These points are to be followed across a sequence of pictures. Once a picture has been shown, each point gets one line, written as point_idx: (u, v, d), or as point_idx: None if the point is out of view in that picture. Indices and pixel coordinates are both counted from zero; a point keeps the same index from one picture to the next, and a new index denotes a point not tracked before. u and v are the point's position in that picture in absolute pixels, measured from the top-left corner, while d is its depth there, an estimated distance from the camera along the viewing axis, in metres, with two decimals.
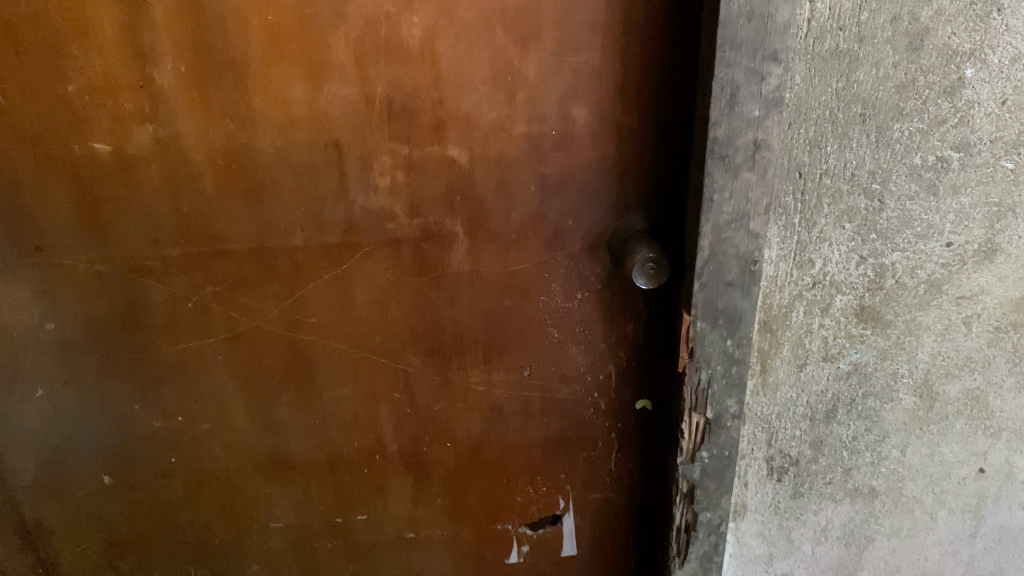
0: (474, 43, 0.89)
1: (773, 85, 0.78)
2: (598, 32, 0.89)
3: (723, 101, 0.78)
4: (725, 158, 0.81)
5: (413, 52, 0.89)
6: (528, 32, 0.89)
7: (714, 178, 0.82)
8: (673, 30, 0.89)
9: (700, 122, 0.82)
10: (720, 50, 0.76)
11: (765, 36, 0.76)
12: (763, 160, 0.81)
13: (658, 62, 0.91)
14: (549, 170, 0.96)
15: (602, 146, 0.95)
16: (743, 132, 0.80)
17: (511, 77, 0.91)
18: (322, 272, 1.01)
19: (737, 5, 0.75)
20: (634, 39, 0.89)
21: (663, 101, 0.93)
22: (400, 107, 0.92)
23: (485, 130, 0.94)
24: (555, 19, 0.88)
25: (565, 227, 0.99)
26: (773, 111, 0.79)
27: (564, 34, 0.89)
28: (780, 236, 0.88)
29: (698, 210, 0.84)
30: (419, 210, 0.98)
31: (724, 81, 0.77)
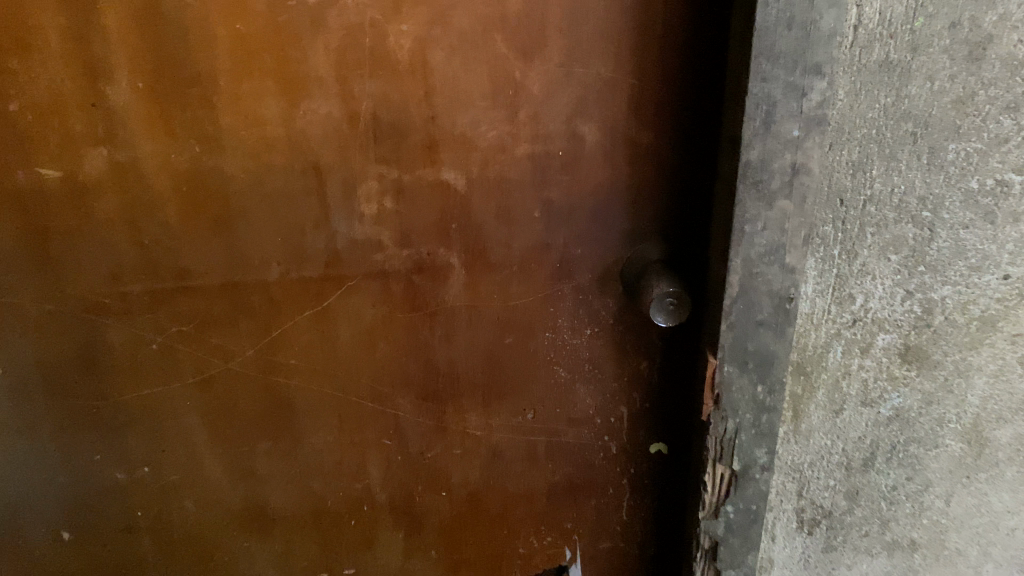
0: (472, 53, 0.79)
1: (815, 102, 0.68)
2: (610, 40, 0.79)
3: (757, 120, 0.68)
4: (759, 185, 0.71)
5: (401, 65, 0.79)
6: (532, 41, 0.79)
7: (746, 208, 0.72)
8: (693, 39, 0.79)
9: (729, 143, 0.72)
10: (755, 63, 0.66)
11: (806, 46, 0.66)
12: (803, 185, 0.71)
13: (677, 74, 0.81)
14: (554, 194, 0.87)
15: (614, 167, 0.86)
16: (780, 155, 0.70)
17: (512, 91, 0.81)
18: (302, 309, 0.90)
19: (776, 11, 0.65)
20: (650, 49, 0.80)
21: (683, 116, 0.83)
22: (387, 126, 0.82)
23: (484, 151, 0.84)
24: (562, 26, 0.78)
25: (573, 256, 0.90)
26: (814, 131, 0.69)
27: (572, 42, 0.79)
28: (817, 270, 0.78)
29: (726, 242, 0.74)
30: (410, 240, 0.87)
31: (759, 97, 0.67)
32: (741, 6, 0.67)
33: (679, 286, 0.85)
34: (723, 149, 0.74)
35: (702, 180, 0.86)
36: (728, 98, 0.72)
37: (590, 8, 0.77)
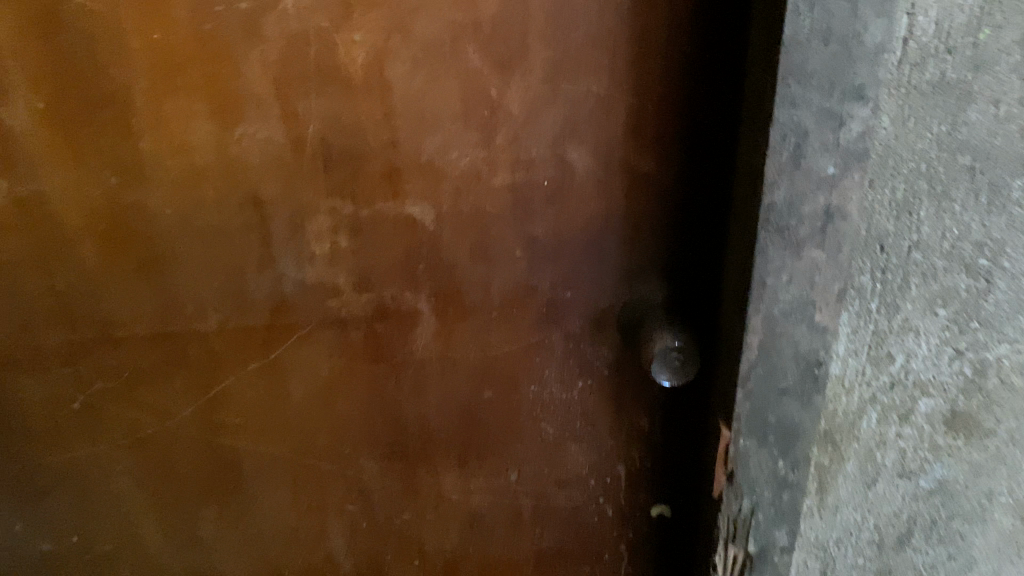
0: (439, 67, 0.66)
1: (857, 133, 0.55)
2: (604, 51, 0.66)
3: (785, 153, 0.55)
4: (785, 232, 0.58)
5: (354, 81, 0.66)
6: (511, 53, 0.66)
7: (769, 258, 0.59)
8: (702, 51, 0.66)
9: (747, 178, 0.59)
10: (782, 85, 0.53)
11: (846, 65, 0.53)
12: (838, 233, 0.59)
13: (683, 92, 0.68)
14: (540, 230, 0.74)
15: (609, 198, 0.73)
16: (810, 197, 0.57)
17: (488, 111, 0.68)
18: (246, 362, 0.77)
19: (809, 22, 0.52)
20: (652, 61, 0.67)
21: (691, 140, 0.70)
22: (339, 152, 0.69)
23: (456, 180, 0.71)
24: (547, 35, 0.65)
25: (562, 300, 0.77)
26: (853, 169, 0.56)
27: (559, 53, 0.66)
28: (851, 326, 0.65)
29: (743, 297, 0.62)
30: (370, 283, 0.75)
31: (787, 127, 0.54)
32: (761, 14, 0.54)
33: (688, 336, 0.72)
34: (738, 185, 0.61)
35: (712, 214, 0.73)
36: (744, 125, 0.59)
37: (581, 13, 0.65)
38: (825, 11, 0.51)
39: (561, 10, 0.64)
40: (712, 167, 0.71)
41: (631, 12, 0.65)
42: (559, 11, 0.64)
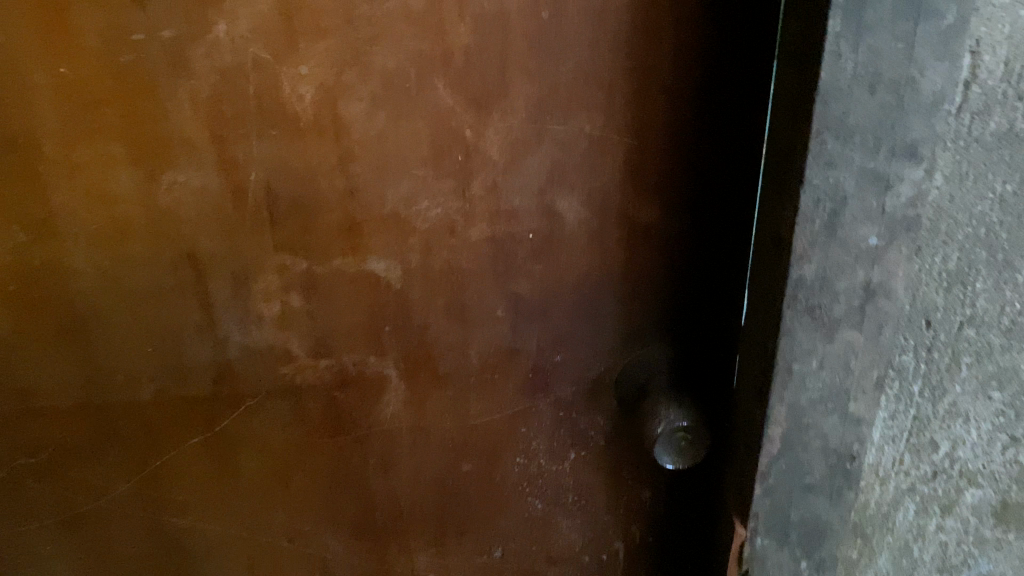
0: (405, 104, 0.57)
1: (907, 198, 0.45)
2: (596, 84, 0.57)
3: (818, 221, 0.45)
4: (815, 311, 0.48)
5: (303, 121, 0.56)
6: (488, 87, 0.57)
7: (796, 340, 0.49)
8: (708, 87, 0.58)
9: (770, 244, 0.49)
10: (817, 141, 0.43)
11: (896, 117, 0.43)
12: (880, 312, 0.49)
13: (687, 132, 0.59)
14: (523, 287, 0.64)
15: (603, 251, 0.64)
16: (847, 272, 0.47)
17: (462, 154, 0.59)
18: (189, 435, 0.67)
19: (852, 64, 0.41)
20: (651, 96, 0.58)
21: (698, 186, 0.61)
22: (288, 202, 0.59)
23: (426, 232, 0.62)
24: (529, 67, 0.57)
25: (549, 364, 0.67)
26: (901, 240, 0.46)
27: (544, 87, 0.57)
28: (889, 410, 0.55)
29: (762, 384, 0.52)
30: (329, 348, 0.65)
31: (822, 190, 0.44)
32: (789, 53, 0.44)
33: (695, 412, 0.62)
34: (757, 252, 0.51)
35: (723, 268, 0.64)
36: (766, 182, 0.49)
37: (569, 41, 0.56)
38: (873, 50, 0.41)
39: (545, 38, 0.56)
40: (724, 215, 0.62)
41: (626, 40, 0.56)
42: (542, 39, 0.56)
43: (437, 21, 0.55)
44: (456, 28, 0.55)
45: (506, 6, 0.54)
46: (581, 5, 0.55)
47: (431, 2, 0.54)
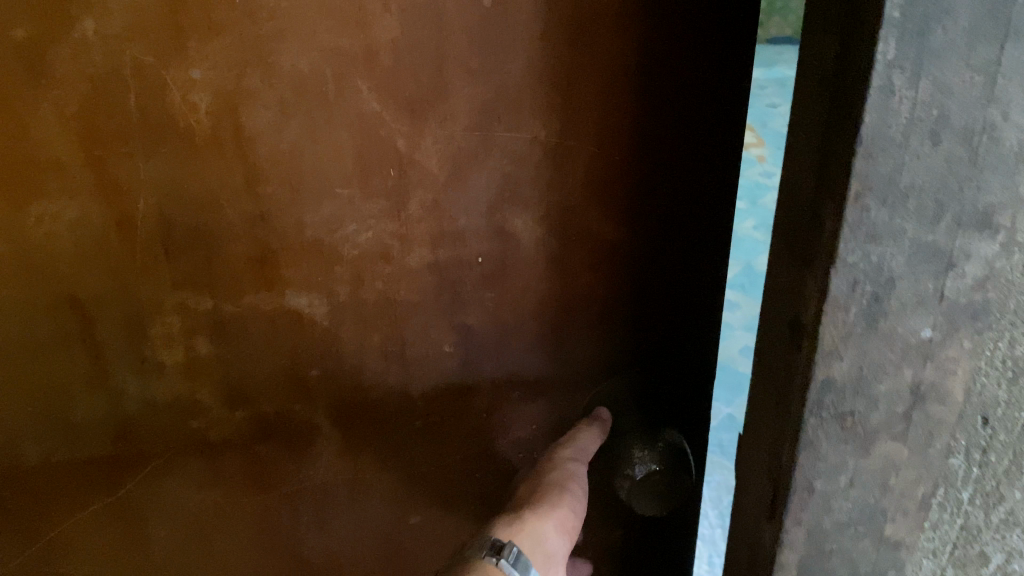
0: (325, 112, 0.48)
1: (976, 280, 0.34)
2: (551, 83, 0.49)
3: (855, 307, 0.34)
4: (846, 420, 0.36)
5: (198, 136, 0.47)
6: (423, 90, 0.48)
7: (821, 453, 0.37)
8: (679, 87, 0.49)
9: (786, 331, 0.37)
10: (852, 204, 0.31)
11: (970, 178, 0.31)
12: (930, 419, 0.37)
13: (657, 138, 0.51)
14: (473, 317, 0.56)
15: (563, 274, 0.55)
16: (890, 371, 0.35)
17: (395, 169, 0.50)
18: (86, 500, 0.58)
19: (907, 104, 0.30)
20: (614, 99, 0.50)
21: (670, 203, 0.53)
22: (185, 232, 0.49)
23: (354, 262, 0.52)
24: (472, 66, 0.47)
25: (505, 402, 0.59)
26: (964, 336, 0.35)
27: (491, 88, 0.48)
28: (947, 540, 0.41)
29: (769, 497, 0.40)
30: (246, 397, 0.55)
31: (861, 268, 0.33)
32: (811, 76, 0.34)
33: (676, 452, 0.58)
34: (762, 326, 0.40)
35: (700, 301, 0.56)
36: (779, 247, 0.37)
37: (519, 34, 0.47)
38: (940, 86, 0.29)
39: (490, 31, 0.47)
40: (699, 237, 0.54)
41: (584, 32, 0.47)
42: (486, 33, 0.47)
43: (358, 12, 0.45)
44: (382, 20, 0.46)
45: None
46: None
47: None
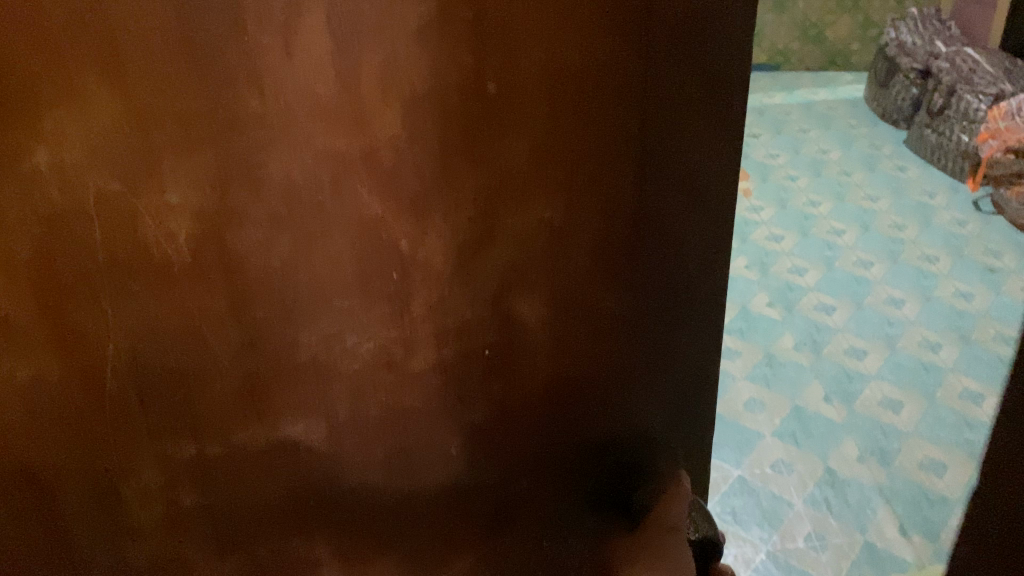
0: (321, 223, 0.42)
1: None
2: (554, 164, 0.47)
3: None
4: None
5: (175, 268, 0.40)
6: (425, 185, 0.43)
7: None
8: (654, 154, 0.51)
9: None
10: None
11: None
12: None
13: (637, 206, 0.52)
14: (478, 413, 0.52)
15: (562, 353, 0.54)
16: None
17: (399, 272, 0.45)
18: None
19: None
20: (606, 172, 0.49)
21: (645, 272, 0.55)
22: (163, 374, 0.42)
23: (352, 377, 0.47)
24: (476, 156, 0.44)
25: (513, 493, 0.56)
26: None
27: (496, 175, 0.45)
28: None
29: None
30: (237, 540, 0.48)
31: None
32: None
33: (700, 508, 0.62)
34: None
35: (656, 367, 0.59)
36: None
37: (523, 118, 0.45)
38: None
39: (495, 118, 0.44)
40: (660, 307, 0.57)
41: (581, 107, 0.46)
42: (495, 118, 0.44)
43: (358, 110, 0.40)
44: (383, 115, 0.40)
45: (448, 81, 0.41)
46: (535, 73, 0.44)
47: (349, 88, 0.39)
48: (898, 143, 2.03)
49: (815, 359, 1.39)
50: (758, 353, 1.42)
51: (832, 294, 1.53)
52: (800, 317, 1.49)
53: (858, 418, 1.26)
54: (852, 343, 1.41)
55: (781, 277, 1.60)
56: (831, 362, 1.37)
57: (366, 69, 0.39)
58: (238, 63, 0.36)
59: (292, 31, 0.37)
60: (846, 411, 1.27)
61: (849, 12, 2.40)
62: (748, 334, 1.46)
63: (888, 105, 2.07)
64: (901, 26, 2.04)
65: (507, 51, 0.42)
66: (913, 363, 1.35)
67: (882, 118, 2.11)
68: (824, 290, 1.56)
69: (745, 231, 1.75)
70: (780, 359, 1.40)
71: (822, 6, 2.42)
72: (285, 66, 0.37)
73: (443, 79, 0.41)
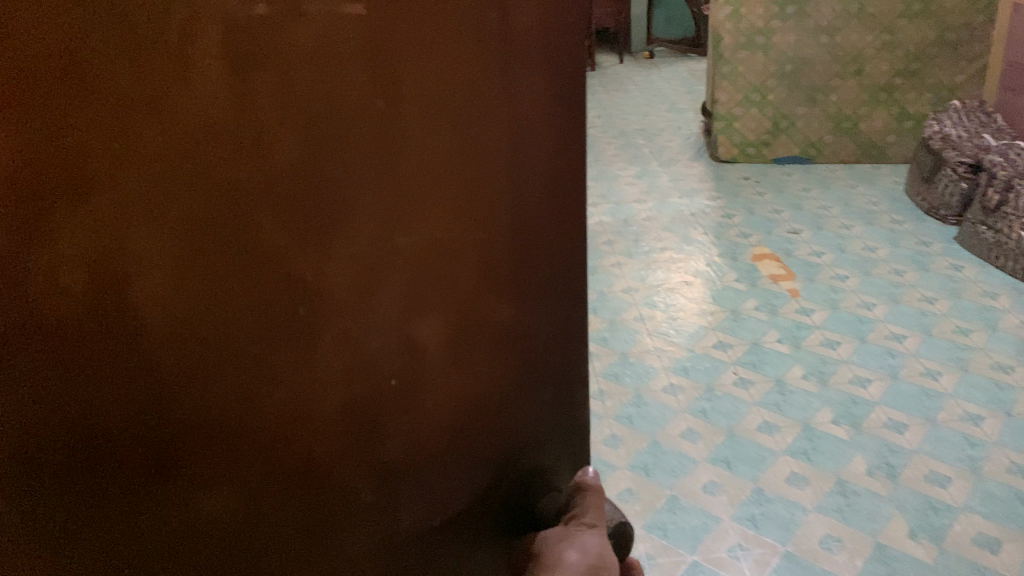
0: (233, 281, 0.34)
1: None
2: (434, 160, 0.41)
3: None
4: None
5: (47, 350, 0.30)
6: (326, 203, 0.37)
7: None
8: (533, 130, 0.45)
9: None
10: None
11: None
12: None
13: (543, 214, 0.48)
14: (397, 470, 0.45)
15: (468, 393, 0.48)
16: None
17: (315, 327, 0.38)
18: None
19: None
20: (500, 178, 0.44)
21: (547, 260, 0.49)
22: (83, 536, 0.33)
23: (286, 467, 0.39)
24: (371, 168, 0.38)
25: (429, 532, 0.48)
26: None
27: (384, 187, 0.39)
28: None
29: None
30: None
31: None
32: None
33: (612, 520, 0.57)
34: None
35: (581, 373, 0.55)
36: None
37: (407, 134, 0.39)
38: None
39: (381, 130, 0.38)
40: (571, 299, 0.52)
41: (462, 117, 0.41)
42: (384, 127, 0.38)
43: (264, 135, 0.33)
44: (286, 145, 0.34)
45: (347, 76, 0.36)
46: (420, 77, 0.38)
47: (245, 96, 0.32)
48: (948, 241, 1.47)
49: (893, 487, 0.93)
50: (828, 480, 0.95)
51: (902, 410, 1.06)
52: (870, 439, 1.00)
53: (953, 562, 0.83)
54: (933, 469, 0.95)
55: (843, 390, 1.10)
56: (909, 489, 0.93)
57: (262, 94, 0.33)
58: (130, 99, 0.30)
59: (182, 47, 0.30)
60: (935, 550, 0.84)
61: (883, 106, 1.82)
62: (816, 457, 0.98)
63: (938, 198, 1.53)
64: (943, 119, 1.59)
65: (389, 59, 0.37)
66: (1010, 496, 0.91)
67: (931, 214, 1.56)
68: (893, 405, 1.07)
69: (795, 337, 1.22)
70: (851, 486, 0.94)
71: (856, 97, 1.83)
72: (183, 92, 0.31)
73: (344, 96, 0.36)
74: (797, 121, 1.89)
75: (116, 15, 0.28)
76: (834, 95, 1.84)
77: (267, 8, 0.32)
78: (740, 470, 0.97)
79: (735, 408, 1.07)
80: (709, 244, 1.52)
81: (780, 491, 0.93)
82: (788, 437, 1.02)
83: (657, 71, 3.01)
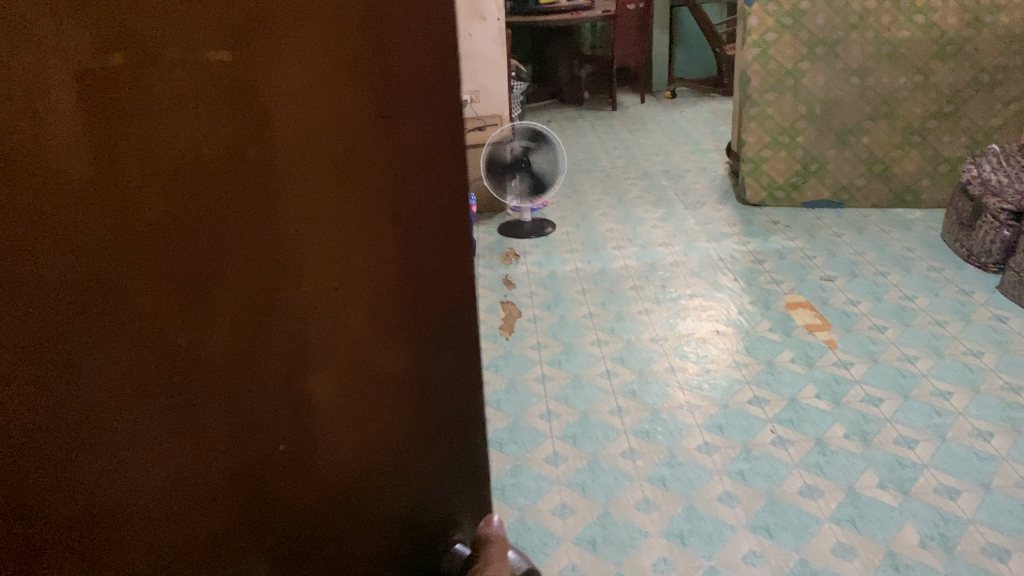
0: (100, 321, 0.37)
1: None
2: (318, 234, 0.41)
3: None
4: None
5: None
6: (194, 264, 0.38)
7: None
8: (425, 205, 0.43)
9: None
10: None
11: None
12: None
13: (439, 292, 0.46)
14: (275, 531, 0.46)
15: (373, 459, 0.48)
16: None
17: (189, 355, 0.40)
18: None
19: None
20: (394, 242, 0.43)
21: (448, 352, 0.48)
22: None
23: (136, 475, 0.40)
24: (249, 231, 0.39)
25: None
26: None
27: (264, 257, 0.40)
28: None
29: None
30: None
31: None
32: None
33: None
34: None
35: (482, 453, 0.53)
36: None
37: (284, 200, 0.39)
38: None
39: (253, 173, 0.38)
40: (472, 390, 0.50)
41: (347, 162, 0.40)
42: (288, 174, 0.39)
43: (159, 170, 0.36)
44: (154, 186, 0.36)
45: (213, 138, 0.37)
46: (296, 144, 0.39)
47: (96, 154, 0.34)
48: (991, 289, 1.42)
49: (948, 560, 0.85)
50: (878, 551, 0.87)
51: (951, 473, 0.97)
52: (921, 505, 0.92)
53: None
54: (992, 541, 0.87)
55: (887, 450, 1.02)
56: (967, 562, 0.84)
57: (121, 143, 0.35)
58: (12, 127, 0.33)
59: (33, 77, 0.33)
60: None
61: (917, 148, 1.79)
62: (863, 524, 0.90)
63: (977, 244, 1.49)
64: (982, 162, 1.55)
65: (258, 104, 0.37)
66: None
67: (970, 261, 1.52)
68: (941, 466, 0.99)
69: (834, 393, 1.15)
70: (902, 559, 0.86)
71: (888, 140, 1.80)
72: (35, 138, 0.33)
73: (248, 139, 0.37)
74: (828, 164, 1.85)
75: (41, 52, 0.33)
76: (867, 137, 1.81)
77: (121, 59, 0.34)
78: (783, 539, 0.89)
79: (774, 470, 1.00)
80: (741, 291, 1.48)
81: (827, 565, 0.85)
82: (833, 502, 0.94)
83: (679, 111, 2.99)
